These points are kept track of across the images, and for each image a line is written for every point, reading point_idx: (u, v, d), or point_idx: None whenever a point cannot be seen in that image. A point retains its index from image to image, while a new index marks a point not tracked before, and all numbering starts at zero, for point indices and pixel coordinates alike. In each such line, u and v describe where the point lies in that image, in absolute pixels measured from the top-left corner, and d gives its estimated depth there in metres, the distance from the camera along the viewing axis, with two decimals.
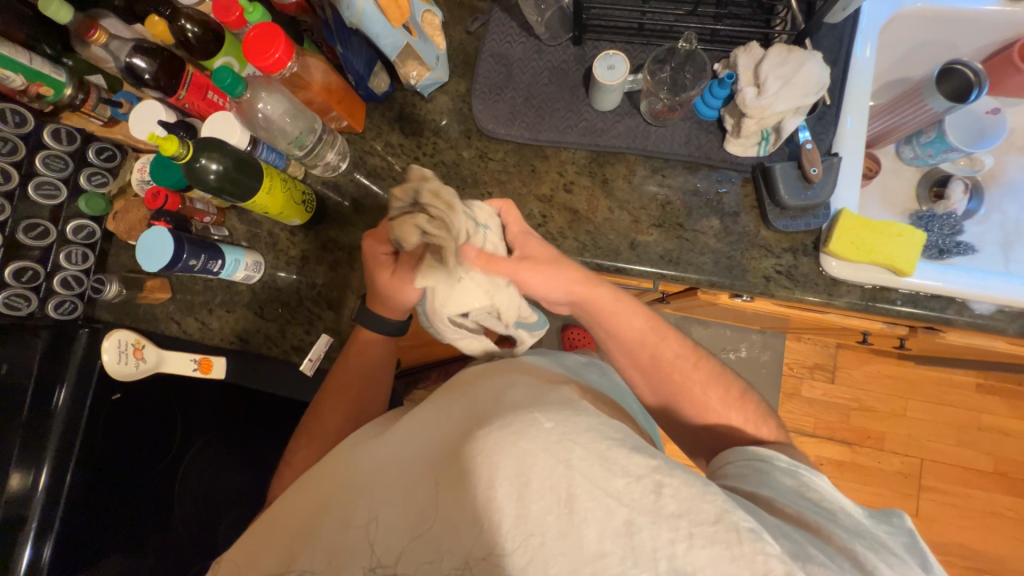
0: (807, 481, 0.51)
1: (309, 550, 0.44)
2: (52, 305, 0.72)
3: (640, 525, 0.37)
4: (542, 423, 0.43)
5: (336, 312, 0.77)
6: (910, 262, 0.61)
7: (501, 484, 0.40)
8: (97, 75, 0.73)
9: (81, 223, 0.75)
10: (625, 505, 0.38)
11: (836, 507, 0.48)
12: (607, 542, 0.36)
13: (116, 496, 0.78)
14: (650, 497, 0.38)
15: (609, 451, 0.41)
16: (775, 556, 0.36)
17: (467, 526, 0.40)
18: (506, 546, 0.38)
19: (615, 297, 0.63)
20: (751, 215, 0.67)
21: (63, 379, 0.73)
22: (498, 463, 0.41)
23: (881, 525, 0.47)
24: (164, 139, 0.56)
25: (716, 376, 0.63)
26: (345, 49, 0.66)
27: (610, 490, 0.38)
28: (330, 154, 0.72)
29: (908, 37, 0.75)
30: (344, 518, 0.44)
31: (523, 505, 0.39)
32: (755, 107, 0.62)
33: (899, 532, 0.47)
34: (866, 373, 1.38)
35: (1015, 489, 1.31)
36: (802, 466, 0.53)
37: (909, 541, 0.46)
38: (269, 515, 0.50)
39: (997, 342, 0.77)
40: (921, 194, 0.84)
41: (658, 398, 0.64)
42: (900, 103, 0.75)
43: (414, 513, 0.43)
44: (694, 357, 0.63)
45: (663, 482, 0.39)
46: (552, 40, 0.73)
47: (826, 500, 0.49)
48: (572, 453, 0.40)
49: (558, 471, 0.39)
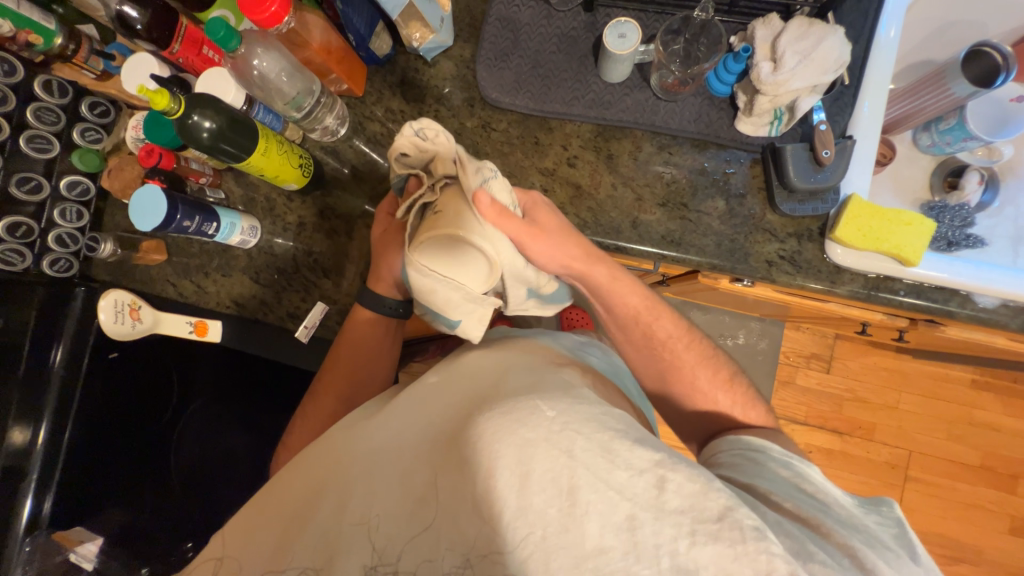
0: (802, 473, 0.51)
1: (307, 532, 0.44)
2: (48, 262, 0.72)
3: (642, 520, 0.38)
4: (543, 412, 0.43)
5: (332, 280, 0.76)
6: (918, 251, 0.60)
7: (501, 474, 0.41)
8: (88, 25, 0.70)
9: (76, 179, 0.73)
10: (627, 499, 0.38)
11: (830, 500, 0.49)
12: (608, 537, 0.37)
13: (117, 453, 0.81)
14: (653, 492, 0.39)
15: (612, 443, 0.41)
16: (779, 555, 0.36)
17: (466, 518, 0.40)
18: (505, 539, 0.39)
19: (613, 275, 0.61)
20: (757, 198, 0.65)
21: (60, 337, 0.75)
22: (499, 452, 0.42)
23: (871, 516, 0.48)
24: (154, 93, 0.54)
25: (707, 357, 0.65)
26: (345, 5, 0.63)
27: (612, 484, 0.39)
28: (329, 118, 0.71)
29: (937, 15, 0.71)
30: (341, 501, 0.45)
31: (524, 495, 0.39)
32: (770, 83, 0.59)
33: (888, 523, 0.48)
34: (863, 364, 1.39)
35: (1000, 483, 1.33)
36: (796, 456, 0.54)
37: (896, 531, 0.47)
38: (263, 495, 0.49)
39: (997, 337, 0.77)
40: (934, 183, 0.81)
41: (660, 378, 0.65)
42: (922, 87, 0.72)
43: (413, 499, 0.43)
44: (687, 337, 0.64)
45: (665, 476, 0.40)
46: (563, 5, 0.69)
47: (820, 491, 0.49)
48: (573, 444, 0.41)
49: (559, 461, 0.40)
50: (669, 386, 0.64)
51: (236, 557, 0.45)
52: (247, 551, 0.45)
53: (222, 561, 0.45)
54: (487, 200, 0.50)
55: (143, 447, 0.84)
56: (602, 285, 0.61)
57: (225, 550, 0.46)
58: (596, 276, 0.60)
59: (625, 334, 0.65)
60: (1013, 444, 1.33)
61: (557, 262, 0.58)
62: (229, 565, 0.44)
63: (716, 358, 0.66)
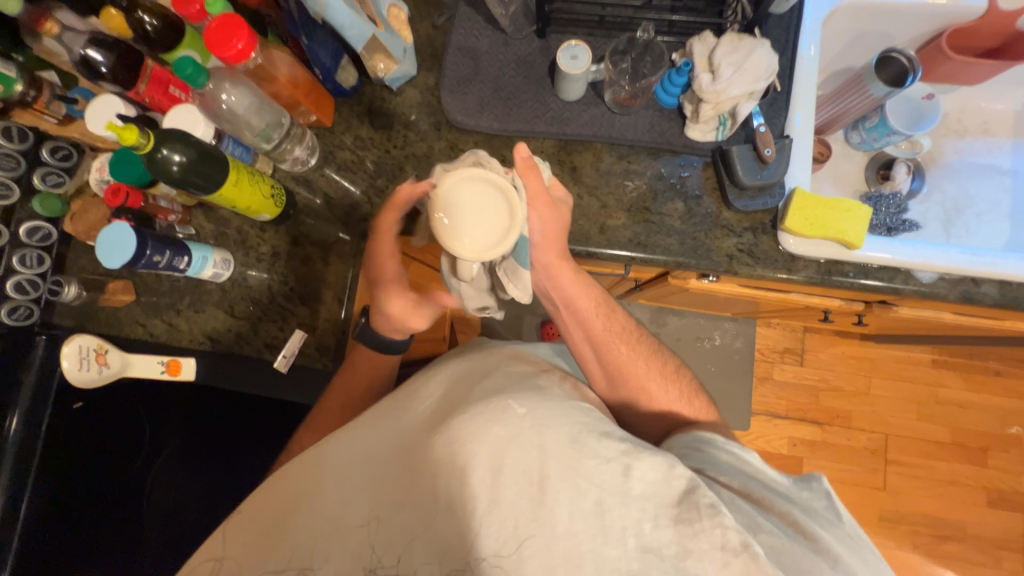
0: (742, 457, 0.52)
1: (282, 544, 0.41)
2: (5, 310, 0.69)
3: (609, 504, 0.39)
4: (516, 409, 0.43)
5: (310, 306, 0.78)
6: (859, 235, 0.65)
7: (475, 471, 0.41)
8: (49, 71, 0.69)
9: (36, 225, 0.72)
10: (595, 486, 0.40)
11: (768, 478, 0.50)
12: (578, 522, 0.39)
13: (87, 509, 0.75)
14: (619, 478, 0.40)
15: (581, 434, 0.43)
16: (732, 528, 0.38)
17: (444, 517, 0.40)
18: (480, 527, 0.39)
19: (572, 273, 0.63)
20: (712, 197, 0.70)
21: (14, 402, 0.68)
22: (471, 450, 0.41)
23: (805, 491, 0.48)
24: (122, 129, 0.54)
25: (653, 351, 0.67)
26: (310, 41, 0.66)
27: (582, 472, 0.40)
28: (297, 149, 0.73)
29: (849, 29, 0.79)
30: (317, 511, 0.42)
31: (496, 490, 0.40)
32: (710, 92, 0.64)
33: (818, 496, 0.48)
34: (832, 354, 1.45)
35: (971, 457, 1.39)
36: (736, 442, 0.54)
37: (828, 502, 0.47)
38: (247, 503, 0.45)
39: (944, 312, 0.82)
40: (869, 176, 0.89)
41: (613, 375, 0.65)
42: (845, 91, 0.80)
43: (390, 502, 0.42)
44: (634, 335, 0.67)
45: (631, 464, 0.41)
46: (517, 33, 0.74)
47: (758, 471, 0.51)
48: (544, 438, 0.42)
49: (531, 455, 0.41)
50: (636, 381, 0.64)
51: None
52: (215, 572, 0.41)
53: (221, 562, 0.42)
54: (523, 160, 0.55)
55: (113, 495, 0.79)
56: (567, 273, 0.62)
57: (199, 566, 0.42)
58: (560, 273, 0.62)
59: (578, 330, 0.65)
60: (977, 418, 1.40)
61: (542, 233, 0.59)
62: (225, 571, 0.41)
63: (672, 356, 0.69)
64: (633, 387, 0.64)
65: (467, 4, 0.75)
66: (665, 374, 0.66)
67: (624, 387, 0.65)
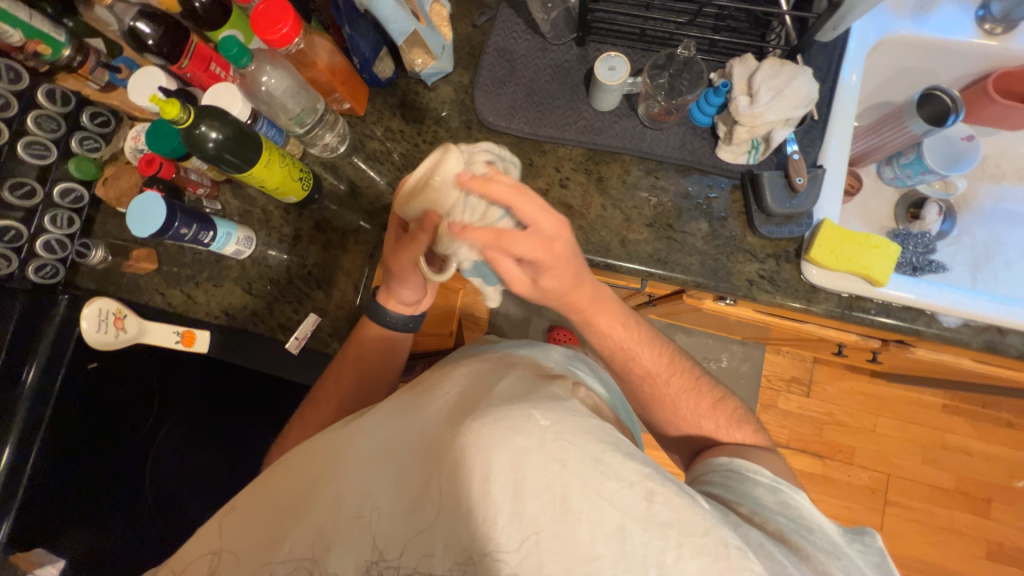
0: (793, 500, 0.50)
1: (299, 530, 0.42)
2: (33, 268, 0.70)
3: (631, 531, 0.38)
4: (538, 421, 0.43)
5: (327, 292, 0.79)
6: (885, 273, 0.64)
7: (495, 479, 0.40)
8: (97, 39, 0.71)
9: (70, 186, 0.73)
10: (618, 510, 0.39)
11: (815, 526, 0.47)
12: (599, 545, 0.38)
13: (93, 468, 0.77)
14: (642, 503, 0.40)
15: (603, 454, 0.42)
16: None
17: (463, 523, 0.40)
18: (499, 536, 0.38)
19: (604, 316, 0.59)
20: (738, 220, 0.69)
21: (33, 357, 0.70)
22: (493, 457, 0.41)
23: (856, 545, 0.47)
24: (165, 102, 0.55)
25: (694, 383, 0.63)
26: (353, 30, 0.67)
27: (604, 493, 0.39)
28: (329, 136, 0.74)
29: (893, 63, 0.78)
30: (335, 501, 0.42)
31: (519, 501, 0.39)
32: (747, 114, 0.64)
33: (871, 552, 0.47)
34: (840, 388, 1.43)
35: (974, 507, 1.36)
36: (785, 482, 0.52)
37: (880, 560, 0.46)
38: (245, 495, 0.46)
39: (963, 358, 0.81)
40: (898, 214, 0.87)
41: (641, 401, 0.65)
42: (882, 125, 0.79)
43: (407, 499, 0.42)
44: (668, 370, 0.62)
45: (654, 489, 0.40)
46: (556, 39, 0.74)
47: (809, 519, 0.48)
48: (566, 453, 0.41)
49: (553, 470, 0.40)
50: (664, 409, 0.63)
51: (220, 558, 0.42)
52: (232, 550, 0.42)
53: (219, 556, 0.42)
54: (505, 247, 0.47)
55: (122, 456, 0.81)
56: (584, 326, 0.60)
57: (216, 547, 0.43)
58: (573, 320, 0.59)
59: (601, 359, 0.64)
60: (985, 468, 1.37)
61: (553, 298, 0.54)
62: (230, 560, 0.42)
63: (715, 385, 0.64)
64: (663, 415, 0.64)
65: (510, 6, 0.75)
66: (702, 408, 0.62)
67: (651, 412, 0.65)
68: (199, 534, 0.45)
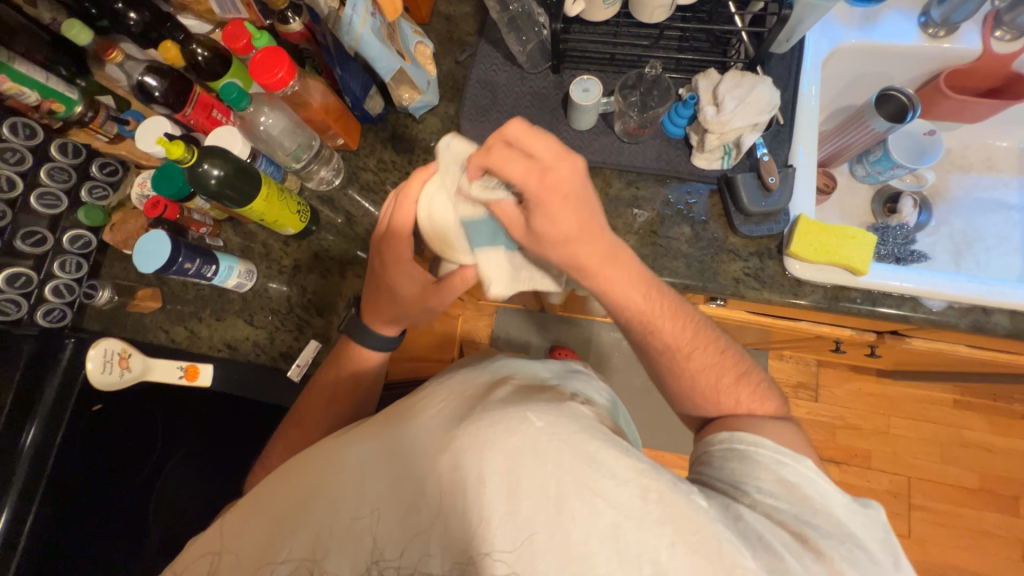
0: (797, 473, 0.48)
1: (298, 535, 0.43)
2: (41, 312, 0.73)
3: (626, 528, 0.38)
4: (532, 422, 0.43)
5: (325, 318, 0.79)
6: (865, 262, 0.66)
7: (490, 481, 0.40)
8: (107, 96, 0.76)
9: (78, 233, 0.76)
10: (613, 508, 0.39)
11: (817, 506, 0.46)
12: (594, 543, 0.38)
13: (94, 512, 0.76)
14: (637, 501, 0.40)
15: (599, 453, 0.42)
16: (751, 569, 0.38)
17: (458, 526, 0.40)
18: (494, 536, 0.39)
19: (633, 281, 0.54)
20: (718, 223, 0.72)
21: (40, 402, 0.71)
22: (487, 459, 0.41)
23: (859, 517, 0.47)
24: (171, 144, 0.61)
25: (716, 357, 0.59)
26: (343, 71, 0.72)
27: (598, 492, 0.39)
28: (323, 170, 0.78)
29: (850, 69, 0.83)
30: (332, 507, 0.43)
31: (513, 501, 0.39)
32: (715, 122, 0.67)
33: (874, 526, 0.47)
34: (848, 391, 1.41)
35: (1002, 506, 1.31)
36: (788, 453, 0.50)
37: (883, 535, 0.46)
38: (245, 500, 0.48)
39: (959, 345, 0.82)
40: (875, 209, 0.90)
41: (658, 375, 0.61)
42: (846, 127, 0.83)
43: (402, 507, 0.42)
44: (691, 343, 0.57)
45: (648, 487, 0.40)
46: (533, 69, 0.80)
47: (813, 496, 0.47)
48: (561, 453, 0.41)
49: (547, 470, 0.40)
50: (680, 388, 0.59)
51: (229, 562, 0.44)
52: (239, 553, 0.44)
53: (222, 555, 0.45)
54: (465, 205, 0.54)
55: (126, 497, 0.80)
56: (603, 284, 0.54)
57: (221, 546, 0.45)
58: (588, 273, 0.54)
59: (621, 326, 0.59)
60: (1007, 464, 1.34)
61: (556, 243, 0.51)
62: (232, 559, 0.44)
63: (745, 357, 0.60)
64: (676, 388, 0.60)
65: (488, 42, 0.81)
66: (723, 383, 0.58)
67: (668, 388, 0.61)
68: (204, 536, 0.47)
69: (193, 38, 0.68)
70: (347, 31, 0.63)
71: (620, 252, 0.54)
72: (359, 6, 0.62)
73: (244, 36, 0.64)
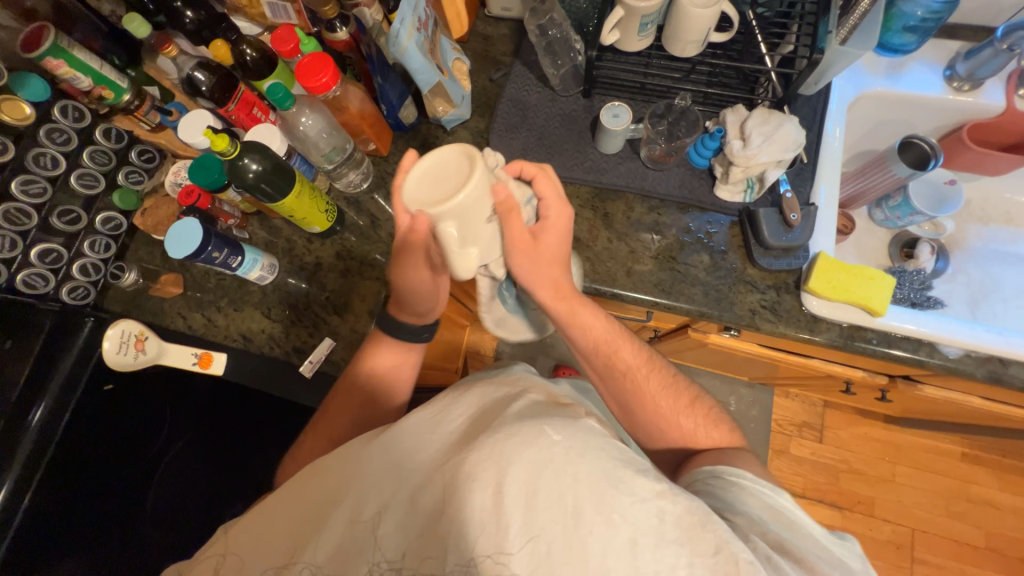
0: (779, 501, 0.49)
1: (319, 537, 0.43)
2: (67, 289, 0.74)
3: (643, 545, 0.38)
4: (550, 435, 0.43)
5: (341, 316, 0.79)
6: (883, 303, 0.66)
7: (509, 491, 0.40)
8: (153, 87, 0.78)
9: (110, 215, 0.79)
10: (630, 524, 0.39)
11: (803, 530, 0.47)
12: (612, 559, 0.38)
13: (94, 491, 0.78)
14: (654, 520, 0.40)
15: (617, 470, 0.41)
16: None
17: (474, 535, 0.40)
18: (512, 547, 0.39)
19: (608, 325, 0.62)
20: (737, 253, 0.73)
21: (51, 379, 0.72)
22: (507, 470, 0.41)
23: (842, 547, 0.47)
24: (216, 137, 0.62)
25: (669, 383, 0.62)
26: (383, 80, 0.75)
27: (616, 507, 0.39)
28: (352, 173, 0.81)
29: (873, 115, 0.85)
30: (353, 510, 0.43)
31: (530, 513, 0.39)
32: (741, 156, 0.69)
33: (855, 556, 0.47)
34: (853, 434, 1.39)
35: (1009, 567, 1.27)
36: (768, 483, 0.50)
37: (866, 565, 0.46)
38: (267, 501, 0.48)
39: (972, 395, 0.81)
40: (892, 253, 0.91)
41: (623, 405, 0.63)
42: (869, 170, 0.85)
43: (420, 513, 0.42)
44: (648, 367, 0.62)
45: (666, 507, 0.40)
46: (564, 92, 0.82)
47: (797, 522, 0.47)
48: (578, 467, 0.41)
49: (565, 483, 0.40)
50: (646, 414, 0.61)
51: (247, 557, 0.44)
52: (257, 552, 0.44)
53: (240, 558, 0.44)
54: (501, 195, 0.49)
55: (124, 478, 0.82)
56: (564, 317, 0.61)
57: (239, 545, 0.45)
58: (556, 310, 0.60)
59: (584, 360, 0.64)
60: (1016, 523, 1.30)
61: (529, 278, 0.58)
62: (251, 559, 0.44)
63: (700, 391, 0.65)
64: (643, 414, 0.61)
65: (523, 64, 0.84)
66: (680, 407, 0.61)
67: (634, 419, 0.63)
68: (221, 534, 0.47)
69: (244, 39, 0.71)
70: (393, 42, 0.65)
71: (582, 301, 0.61)
72: (406, 22, 0.65)
73: (292, 40, 0.67)
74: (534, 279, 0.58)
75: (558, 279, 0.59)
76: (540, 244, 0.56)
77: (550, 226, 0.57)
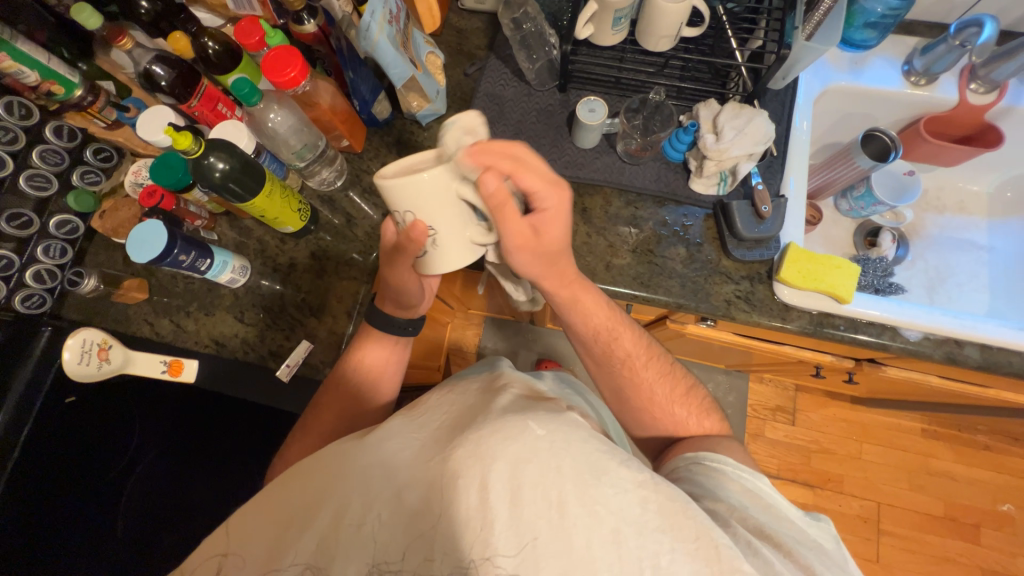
0: (757, 487, 0.51)
1: (304, 539, 0.42)
2: (20, 299, 0.70)
3: (626, 534, 0.39)
4: (533, 430, 0.43)
5: (318, 318, 0.77)
6: (848, 290, 0.69)
7: (495, 486, 0.40)
8: (108, 82, 0.74)
9: (66, 218, 0.74)
10: (613, 514, 0.40)
11: (781, 514, 0.49)
12: (596, 549, 0.38)
13: (58, 501, 0.75)
14: (636, 509, 0.40)
15: (600, 462, 0.42)
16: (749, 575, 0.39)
17: (462, 532, 0.40)
18: (500, 542, 0.39)
19: (608, 312, 0.62)
20: (712, 245, 0.74)
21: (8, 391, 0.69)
22: (492, 466, 0.41)
23: (816, 527, 0.49)
24: (178, 134, 0.60)
25: (665, 372, 0.65)
26: (355, 75, 0.73)
27: (599, 498, 0.40)
28: (326, 170, 0.79)
29: (838, 108, 0.88)
30: (337, 510, 0.42)
31: (516, 506, 0.40)
32: (714, 150, 0.70)
33: (826, 534, 0.49)
34: (823, 416, 1.46)
35: (966, 535, 1.36)
36: (748, 470, 0.53)
37: (836, 544, 0.49)
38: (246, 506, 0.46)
39: (930, 376, 0.86)
40: (857, 241, 0.95)
41: (619, 392, 0.65)
42: (835, 162, 0.88)
43: (406, 511, 0.41)
44: (646, 356, 0.64)
45: (647, 497, 0.41)
46: (540, 86, 0.82)
47: (774, 506, 0.50)
48: (562, 461, 0.41)
49: (550, 477, 0.40)
50: (643, 402, 0.64)
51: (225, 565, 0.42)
52: (238, 559, 0.42)
53: (223, 558, 0.43)
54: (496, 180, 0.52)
55: (91, 486, 0.80)
56: (564, 304, 0.61)
57: (226, 547, 0.43)
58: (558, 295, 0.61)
59: (583, 348, 0.65)
60: (971, 493, 1.39)
61: (533, 271, 0.57)
62: (234, 560, 0.42)
63: (688, 375, 0.67)
64: (638, 402, 0.64)
65: (498, 58, 0.83)
66: (676, 395, 0.64)
67: (630, 407, 0.65)
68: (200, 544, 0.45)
69: (204, 31, 0.67)
70: (364, 36, 0.63)
71: (587, 286, 0.61)
72: (377, 14, 0.64)
73: (257, 33, 0.64)
74: (535, 272, 0.57)
75: (559, 271, 0.58)
76: (542, 236, 0.53)
77: (551, 214, 0.52)
